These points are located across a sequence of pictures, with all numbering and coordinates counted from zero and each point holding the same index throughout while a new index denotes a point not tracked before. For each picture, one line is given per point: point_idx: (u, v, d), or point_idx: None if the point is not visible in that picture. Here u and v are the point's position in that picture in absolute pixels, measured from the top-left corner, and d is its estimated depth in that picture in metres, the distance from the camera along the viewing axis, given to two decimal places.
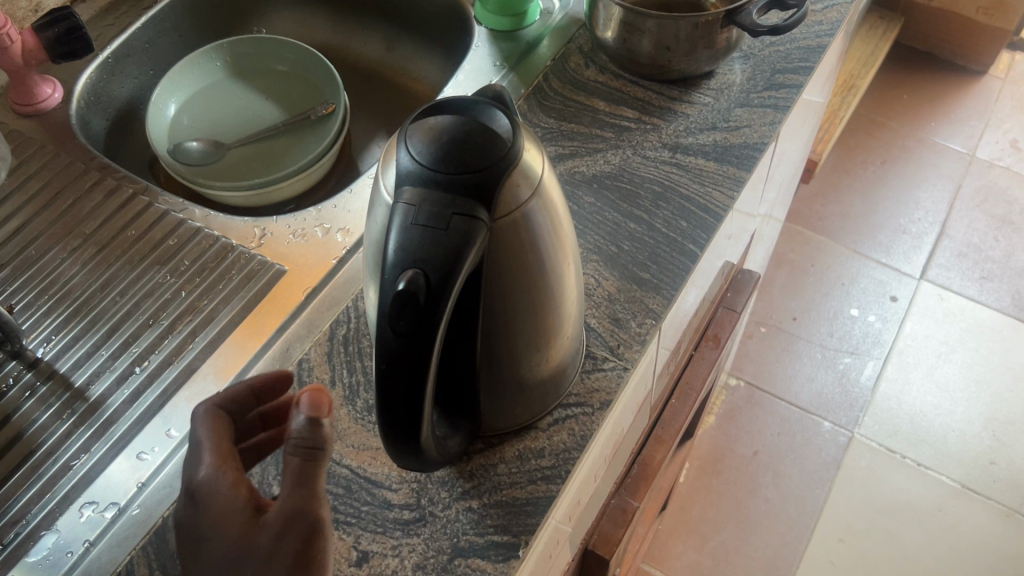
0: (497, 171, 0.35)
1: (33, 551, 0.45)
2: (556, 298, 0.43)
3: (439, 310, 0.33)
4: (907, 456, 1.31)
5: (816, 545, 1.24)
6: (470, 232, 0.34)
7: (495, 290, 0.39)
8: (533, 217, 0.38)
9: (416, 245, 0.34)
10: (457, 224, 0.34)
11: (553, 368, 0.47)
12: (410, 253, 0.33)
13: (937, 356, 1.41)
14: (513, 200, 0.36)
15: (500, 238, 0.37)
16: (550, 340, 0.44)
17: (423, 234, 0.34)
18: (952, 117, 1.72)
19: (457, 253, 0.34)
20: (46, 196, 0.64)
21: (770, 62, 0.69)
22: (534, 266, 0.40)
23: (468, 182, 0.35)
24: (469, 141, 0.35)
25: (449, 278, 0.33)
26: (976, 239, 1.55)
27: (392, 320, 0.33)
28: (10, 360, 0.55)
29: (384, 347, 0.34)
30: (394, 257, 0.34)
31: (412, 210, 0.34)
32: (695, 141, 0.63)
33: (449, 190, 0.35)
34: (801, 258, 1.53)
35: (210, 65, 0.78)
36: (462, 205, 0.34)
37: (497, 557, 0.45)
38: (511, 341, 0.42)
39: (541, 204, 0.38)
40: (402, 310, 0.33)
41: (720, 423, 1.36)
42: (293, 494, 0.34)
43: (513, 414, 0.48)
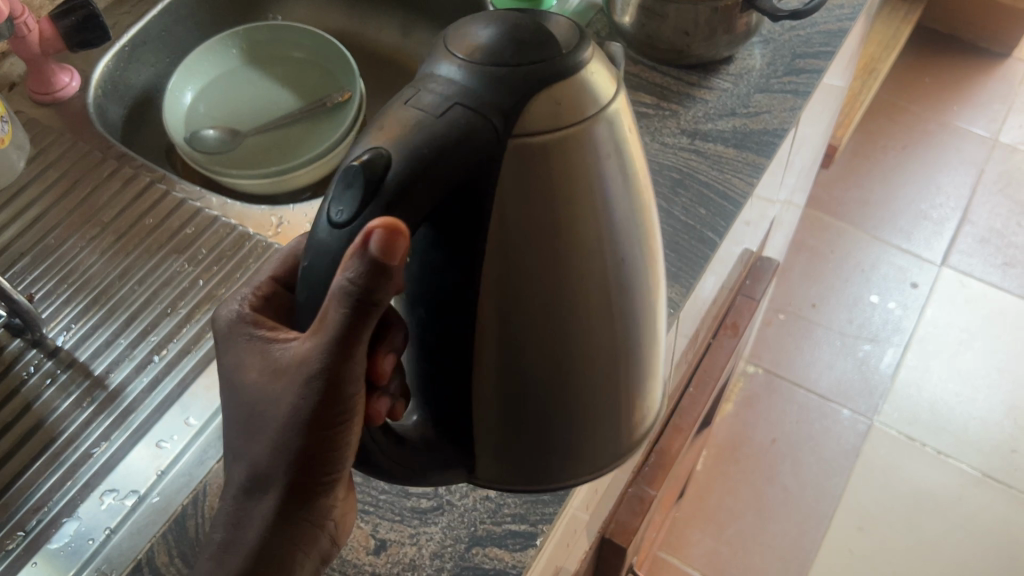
0: (566, 81, 0.29)
1: (55, 539, 0.46)
2: (619, 304, 0.34)
3: (406, 198, 0.28)
4: (928, 445, 1.30)
5: (835, 533, 1.23)
6: (461, 117, 0.28)
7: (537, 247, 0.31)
8: (594, 140, 0.30)
9: (402, 127, 0.28)
10: (454, 111, 0.28)
11: (606, 437, 0.39)
12: (391, 135, 0.28)
13: (958, 343, 1.40)
14: (575, 122, 0.30)
15: (544, 168, 0.30)
16: (601, 379, 0.36)
17: (415, 118, 0.28)
18: (975, 101, 1.70)
19: (437, 142, 0.28)
20: (65, 184, 0.64)
21: (791, 47, 0.68)
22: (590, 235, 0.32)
23: (507, 69, 0.29)
24: (516, 34, 0.30)
25: (425, 162, 0.27)
26: (998, 225, 1.53)
27: (342, 198, 0.29)
28: (31, 348, 0.55)
29: (334, 243, 0.29)
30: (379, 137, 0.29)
31: (427, 93, 0.29)
32: (713, 127, 0.62)
33: (467, 79, 0.29)
34: (821, 244, 1.52)
35: (227, 54, 0.79)
36: (472, 96, 0.29)
37: (515, 545, 0.45)
38: (563, 369, 0.35)
39: (605, 129, 0.31)
40: (354, 184, 0.28)
41: (739, 410, 1.35)
42: (322, 354, 0.31)
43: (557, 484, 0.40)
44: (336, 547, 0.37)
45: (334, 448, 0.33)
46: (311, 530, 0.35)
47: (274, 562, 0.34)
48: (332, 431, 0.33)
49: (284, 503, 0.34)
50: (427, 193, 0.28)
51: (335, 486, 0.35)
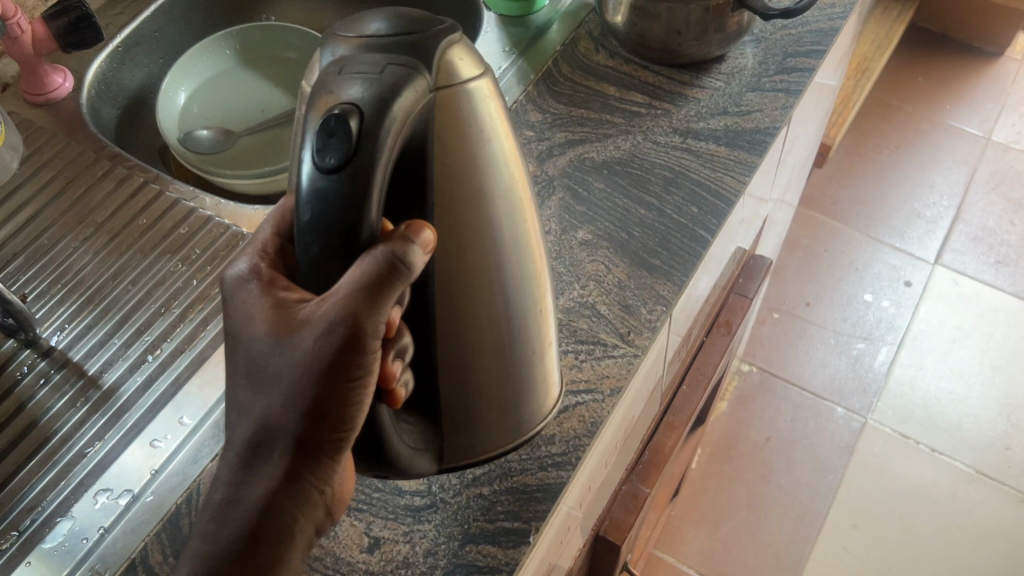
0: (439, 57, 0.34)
1: (48, 538, 0.46)
2: (504, 271, 0.38)
3: (366, 146, 0.30)
4: (922, 442, 1.31)
5: (830, 530, 1.24)
6: (399, 79, 0.32)
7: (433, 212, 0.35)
8: (466, 122, 0.35)
9: (352, 85, 0.31)
10: (389, 73, 0.32)
11: (502, 419, 0.42)
12: (345, 94, 0.31)
13: (952, 341, 1.41)
14: (447, 91, 0.34)
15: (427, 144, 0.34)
16: (501, 347, 0.40)
17: (361, 80, 0.31)
18: (968, 100, 1.70)
19: (385, 99, 0.31)
20: (59, 184, 0.64)
21: (782, 45, 0.68)
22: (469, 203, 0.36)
23: (402, 44, 0.33)
24: (412, 23, 0.34)
25: (384, 114, 0.31)
26: (991, 223, 1.54)
27: (321, 155, 0.31)
28: (24, 348, 0.55)
29: (321, 192, 0.31)
30: (328, 97, 0.31)
31: (349, 67, 0.32)
32: (706, 126, 0.62)
33: (380, 53, 0.33)
34: (815, 243, 1.52)
35: (220, 54, 0.78)
36: (393, 63, 0.32)
37: (507, 543, 0.45)
38: (466, 335, 0.38)
39: (476, 115, 0.35)
40: (329, 140, 0.30)
41: (734, 409, 1.35)
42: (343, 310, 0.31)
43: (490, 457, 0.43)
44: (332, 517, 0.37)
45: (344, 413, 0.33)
46: (312, 496, 0.35)
47: (276, 521, 0.34)
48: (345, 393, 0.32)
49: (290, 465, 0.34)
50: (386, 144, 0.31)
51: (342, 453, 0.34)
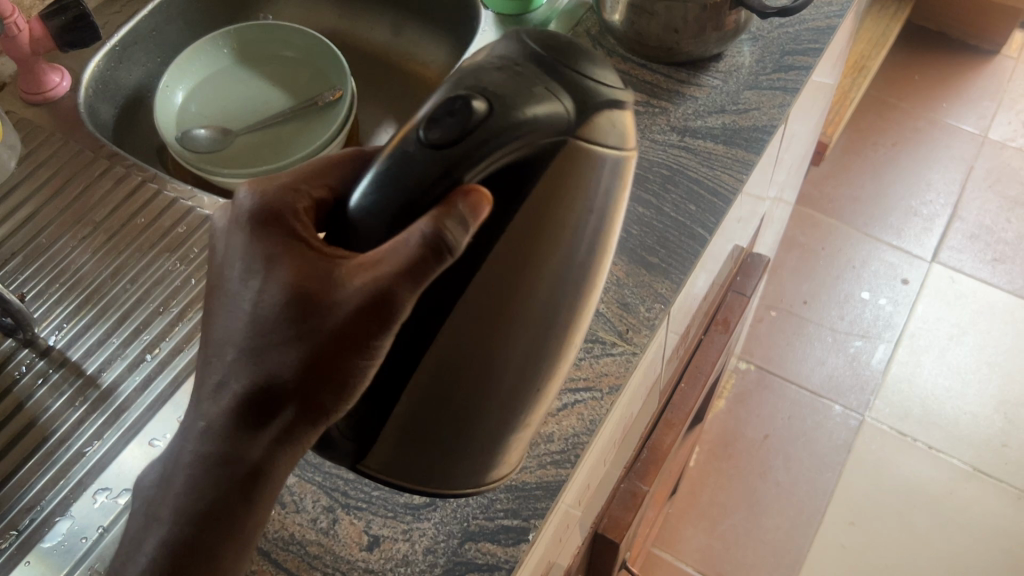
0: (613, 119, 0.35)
1: (48, 537, 0.46)
2: (557, 316, 0.38)
3: (471, 146, 0.31)
4: (919, 440, 1.31)
5: (828, 528, 1.24)
6: (545, 100, 0.33)
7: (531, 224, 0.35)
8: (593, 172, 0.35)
9: (496, 82, 0.33)
10: (537, 92, 0.33)
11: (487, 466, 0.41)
12: (485, 86, 0.32)
13: (949, 338, 1.41)
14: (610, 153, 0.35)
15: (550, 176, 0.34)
16: (521, 388, 0.39)
17: (502, 75, 0.33)
18: (964, 97, 1.71)
19: (513, 106, 0.32)
20: (56, 184, 0.64)
21: (779, 43, 0.68)
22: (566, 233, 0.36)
23: (566, 74, 0.34)
24: (581, 61, 0.35)
25: (505, 119, 0.31)
26: (988, 221, 1.54)
27: (429, 128, 0.32)
28: (22, 348, 0.55)
29: (413, 161, 0.32)
30: (469, 82, 0.33)
31: (504, 66, 0.34)
32: (703, 124, 0.62)
33: (540, 69, 0.34)
34: (812, 241, 1.52)
35: (217, 52, 0.78)
36: (546, 84, 0.33)
37: (506, 540, 0.45)
38: (495, 361, 0.37)
39: (603, 175, 0.36)
40: (443, 119, 0.31)
41: (731, 407, 1.35)
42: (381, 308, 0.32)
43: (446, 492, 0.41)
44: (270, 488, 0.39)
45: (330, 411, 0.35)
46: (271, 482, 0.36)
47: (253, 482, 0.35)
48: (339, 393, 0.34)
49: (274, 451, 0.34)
50: (493, 151, 0.31)
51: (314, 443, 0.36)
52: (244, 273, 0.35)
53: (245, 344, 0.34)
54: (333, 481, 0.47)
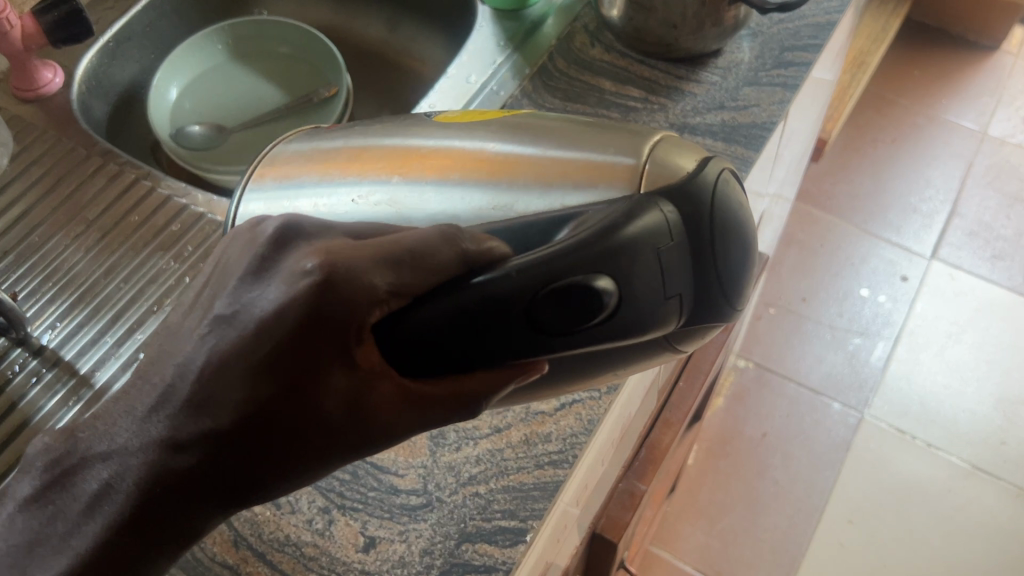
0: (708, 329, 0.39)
1: None
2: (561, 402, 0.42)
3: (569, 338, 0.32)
4: (918, 437, 1.30)
5: (826, 527, 1.24)
6: (670, 308, 0.34)
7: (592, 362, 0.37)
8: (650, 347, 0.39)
9: (643, 275, 0.32)
10: (666, 303, 0.34)
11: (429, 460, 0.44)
12: (632, 279, 0.32)
13: (948, 336, 1.41)
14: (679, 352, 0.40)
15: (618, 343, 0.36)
16: None
17: (658, 265, 0.33)
18: (963, 93, 1.70)
19: (630, 314, 0.33)
20: (49, 181, 0.63)
21: (779, 40, 0.67)
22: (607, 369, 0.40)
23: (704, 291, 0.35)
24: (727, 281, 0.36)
25: (612, 321, 0.32)
26: (987, 217, 1.54)
27: (554, 302, 0.31)
28: (15, 348, 0.54)
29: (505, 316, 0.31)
30: (626, 262, 0.32)
31: (665, 249, 0.33)
32: (702, 121, 0.62)
33: (689, 271, 0.34)
34: (811, 238, 1.52)
35: (212, 49, 0.77)
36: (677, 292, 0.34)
37: (504, 542, 0.45)
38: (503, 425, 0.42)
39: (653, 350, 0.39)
40: (567, 305, 0.31)
41: (730, 404, 1.35)
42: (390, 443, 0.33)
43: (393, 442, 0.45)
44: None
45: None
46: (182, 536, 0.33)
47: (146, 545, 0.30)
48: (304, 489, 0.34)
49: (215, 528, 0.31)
50: (575, 343, 0.33)
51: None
52: (265, 364, 0.29)
53: (227, 429, 0.29)
54: (329, 482, 0.46)
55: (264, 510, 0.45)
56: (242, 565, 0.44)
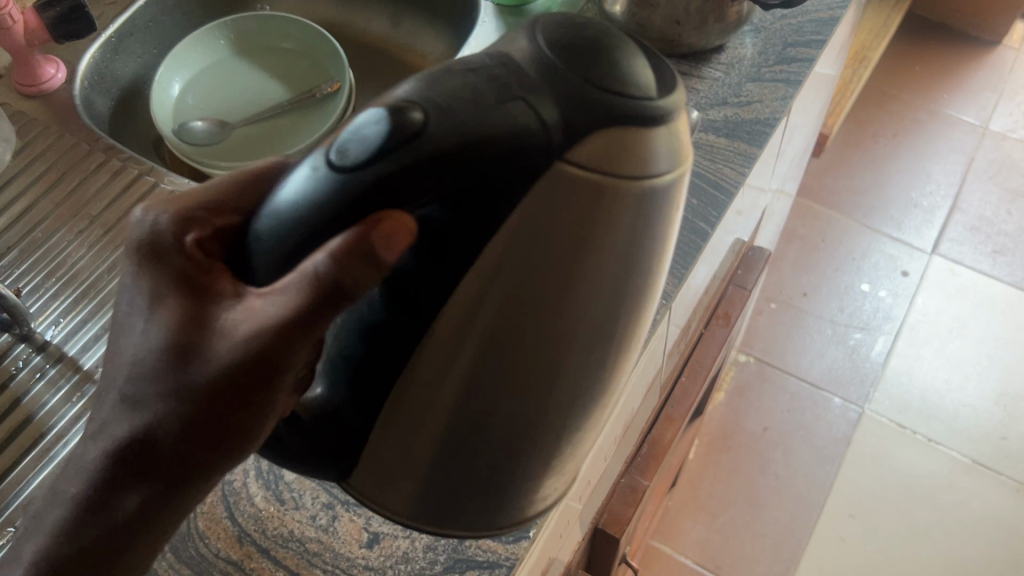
0: (652, 142, 0.30)
1: None
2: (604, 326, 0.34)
3: (424, 168, 0.27)
4: (918, 432, 1.31)
5: (825, 521, 1.24)
6: (519, 111, 0.28)
7: (535, 288, 0.31)
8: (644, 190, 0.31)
9: (451, 90, 0.27)
10: (511, 106, 0.28)
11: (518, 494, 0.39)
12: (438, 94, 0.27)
13: (949, 331, 1.41)
14: (639, 186, 0.30)
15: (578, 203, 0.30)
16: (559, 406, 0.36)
17: (466, 80, 0.28)
18: (964, 88, 1.70)
19: (468, 123, 0.27)
20: (52, 177, 0.63)
21: (782, 35, 0.67)
22: (589, 276, 0.32)
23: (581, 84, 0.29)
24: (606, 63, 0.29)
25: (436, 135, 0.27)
26: (988, 213, 1.54)
27: (348, 148, 0.27)
28: (19, 343, 0.54)
29: (322, 183, 0.27)
30: (419, 90, 0.28)
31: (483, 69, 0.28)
32: (705, 117, 0.62)
33: (531, 79, 0.28)
34: (812, 233, 1.52)
35: (214, 43, 0.78)
36: (532, 96, 0.28)
37: (507, 537, 0.45)
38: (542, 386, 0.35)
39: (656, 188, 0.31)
40: (360, 136, 0.27)
41: (731, 399, 1.35)
42: (268, 338, 0.30)
43: (477, 532, 0.40)
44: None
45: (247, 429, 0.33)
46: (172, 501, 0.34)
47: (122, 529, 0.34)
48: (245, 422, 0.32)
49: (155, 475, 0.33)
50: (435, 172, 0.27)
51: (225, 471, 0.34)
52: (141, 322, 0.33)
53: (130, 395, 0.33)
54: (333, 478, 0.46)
55: (268, 506, 0.45)
56: (246, 561, 0.44)
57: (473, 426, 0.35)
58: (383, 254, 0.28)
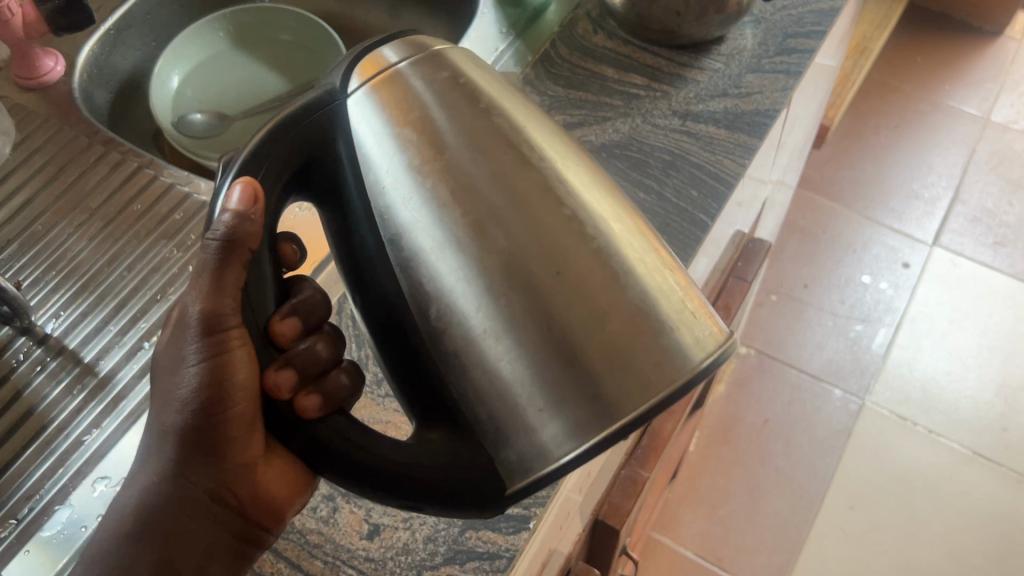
0: (404, 44, 0.36)
1: (48, 526, 0.46)
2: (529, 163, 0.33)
3: (258, 153, 0.35)
4: (919, 424, 1.31)
5: (826, 512, 1.24)
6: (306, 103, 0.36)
7: (436, 173, 0.33)
8: (433, 61, 0.35)
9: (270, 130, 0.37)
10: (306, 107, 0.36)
11: (633, 360, 0.30)
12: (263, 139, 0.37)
13: (950, 322, 1.41)
14: (416, 58, 0.35)
15: (401, 100, 0.34)
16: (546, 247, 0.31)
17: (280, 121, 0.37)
18: (965, 81, 1.70)
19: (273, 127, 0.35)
20: (51, 170, 0.63)
21: (782, 26, 0.67)
22: (478, 122, 0.33)
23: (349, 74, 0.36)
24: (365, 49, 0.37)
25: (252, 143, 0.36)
26: (990, 204, 1.54)
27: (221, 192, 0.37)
28: (19, 336, 0.54)
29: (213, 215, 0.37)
30: None
31: None
32: (705, 108, 0.62)
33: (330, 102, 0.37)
34: (812, 225, 1.52)
35: (212, 36, 0.77)
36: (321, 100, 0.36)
37: (508, 528, 0.45)
38: (516, 238, 0.31)
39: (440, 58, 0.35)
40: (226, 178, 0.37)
41: (731, 391, 1.35)
42: (198, 303, 0.35)
43: (669, 387, 0.30)
44: (256, 529, 0.40)
45: (226, 403, 0.36)
46: (203, 499, 0.37)
47: (160, 535, 0.37)
48: (218, 393, 0.36)
49: (171, 463, 0.37)
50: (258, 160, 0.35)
51: (229, 449, 0.37)
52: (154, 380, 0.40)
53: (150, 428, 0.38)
54: None
55: None
56: None
57: (527, 296, 0.31)
58: (248, 211, 0.34)
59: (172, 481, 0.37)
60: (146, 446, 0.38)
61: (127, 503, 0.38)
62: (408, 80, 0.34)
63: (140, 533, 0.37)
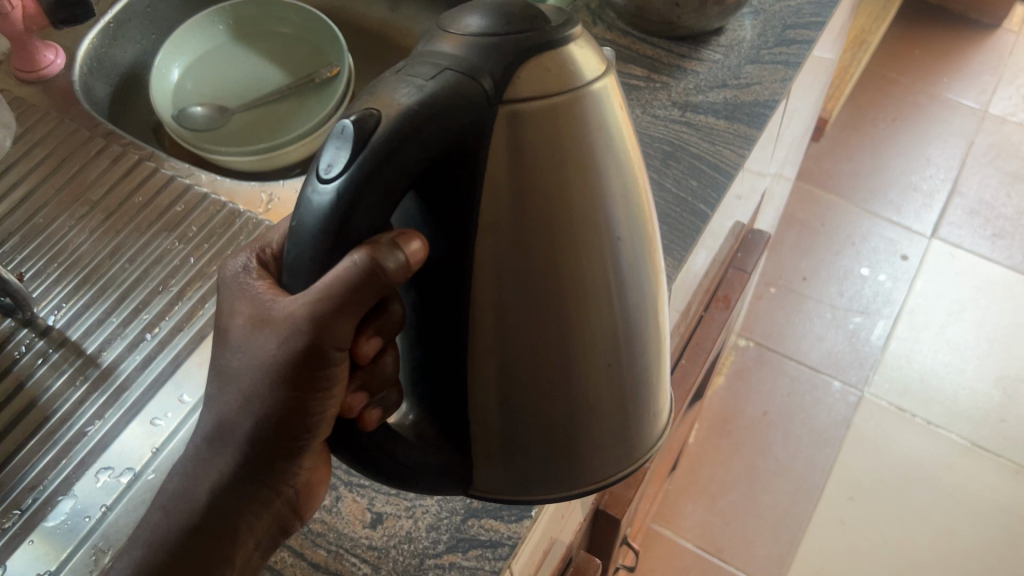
0: (555, 55, 0.28)
1: (51, 516, 0.46)
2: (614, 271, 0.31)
3: (396, 160, 0.26)
4: (918, 415, 1.31)
5: (826, 504, 1.24)
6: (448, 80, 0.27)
7: (517, 260, 0.29)
8: (586, 111, 0.28)
9: (392, 88, 0.27)
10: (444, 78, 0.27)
11: (603, 455, 0.36)
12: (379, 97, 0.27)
13: (949, 314, 1.41)
14: (564, 95, 0.28)
15: (531, 149, 0.28)
16: (588, 361, 0.32)
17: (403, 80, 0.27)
18: (963, 73, 1.71)
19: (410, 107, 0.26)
20: (52, 163, 0.63)
21: (781, 18, 0.68)
22: (587, 212, 0.29)
23: (494, 45, 0.28)
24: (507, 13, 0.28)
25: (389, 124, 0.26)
26: (988, 195, 1.54)
27: (328, 164, 0.27)
28: (21, 328, 0.54)
29: (315, 199, 0.28)
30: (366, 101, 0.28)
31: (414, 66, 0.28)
32: (704, 99, 0.62)
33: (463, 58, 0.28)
34: (811, 218, 1.52)
35: (213, 30, 0.77)
36: (463, 65, 0.27)
37: (509, 517, 0.45)
38: (563, 345, 0.31)
39: (597, 102, 0.29)
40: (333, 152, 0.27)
41: (730, 383, 1.35)
42: (310, 323, 0.30)
43: (613, 475, 0.37)
44: (296, 517, 0.38)
45: (314, 427, 0.33)
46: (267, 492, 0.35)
47: (214, 527, 0.35)
48: (310, 417, 0.32)
49: (244, 461, 0.34)
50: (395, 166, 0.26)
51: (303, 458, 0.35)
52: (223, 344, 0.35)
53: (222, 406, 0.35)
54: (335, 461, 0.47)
55: None
56: None
57: (547, 395, 0.33)
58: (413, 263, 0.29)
59: (239, 476, 0.35)
60: (216, 425, 0.35)
61: (193, 486, 0.35)
62: (553, 122, 0.28)
63: (196, 522, 0.35)
